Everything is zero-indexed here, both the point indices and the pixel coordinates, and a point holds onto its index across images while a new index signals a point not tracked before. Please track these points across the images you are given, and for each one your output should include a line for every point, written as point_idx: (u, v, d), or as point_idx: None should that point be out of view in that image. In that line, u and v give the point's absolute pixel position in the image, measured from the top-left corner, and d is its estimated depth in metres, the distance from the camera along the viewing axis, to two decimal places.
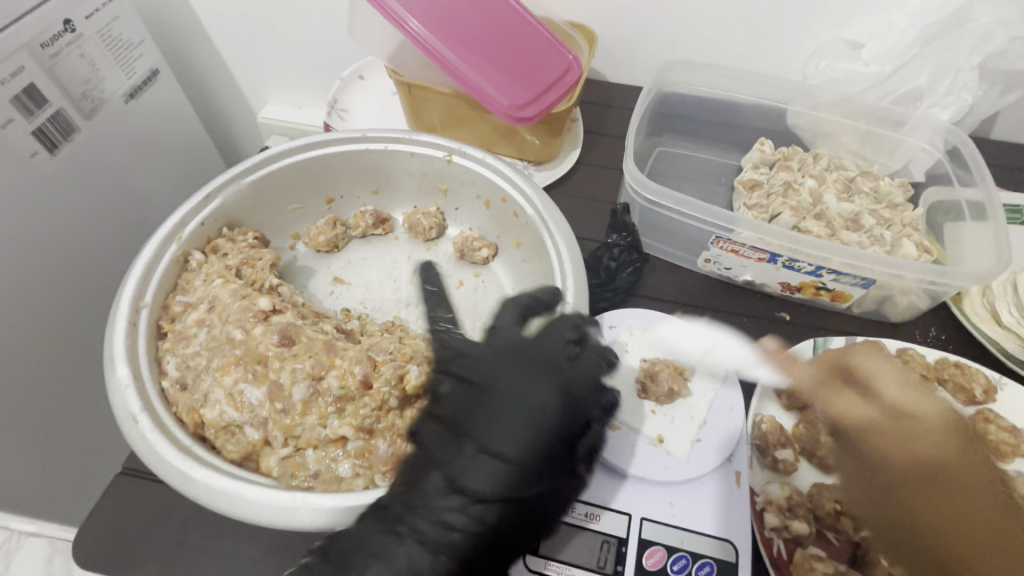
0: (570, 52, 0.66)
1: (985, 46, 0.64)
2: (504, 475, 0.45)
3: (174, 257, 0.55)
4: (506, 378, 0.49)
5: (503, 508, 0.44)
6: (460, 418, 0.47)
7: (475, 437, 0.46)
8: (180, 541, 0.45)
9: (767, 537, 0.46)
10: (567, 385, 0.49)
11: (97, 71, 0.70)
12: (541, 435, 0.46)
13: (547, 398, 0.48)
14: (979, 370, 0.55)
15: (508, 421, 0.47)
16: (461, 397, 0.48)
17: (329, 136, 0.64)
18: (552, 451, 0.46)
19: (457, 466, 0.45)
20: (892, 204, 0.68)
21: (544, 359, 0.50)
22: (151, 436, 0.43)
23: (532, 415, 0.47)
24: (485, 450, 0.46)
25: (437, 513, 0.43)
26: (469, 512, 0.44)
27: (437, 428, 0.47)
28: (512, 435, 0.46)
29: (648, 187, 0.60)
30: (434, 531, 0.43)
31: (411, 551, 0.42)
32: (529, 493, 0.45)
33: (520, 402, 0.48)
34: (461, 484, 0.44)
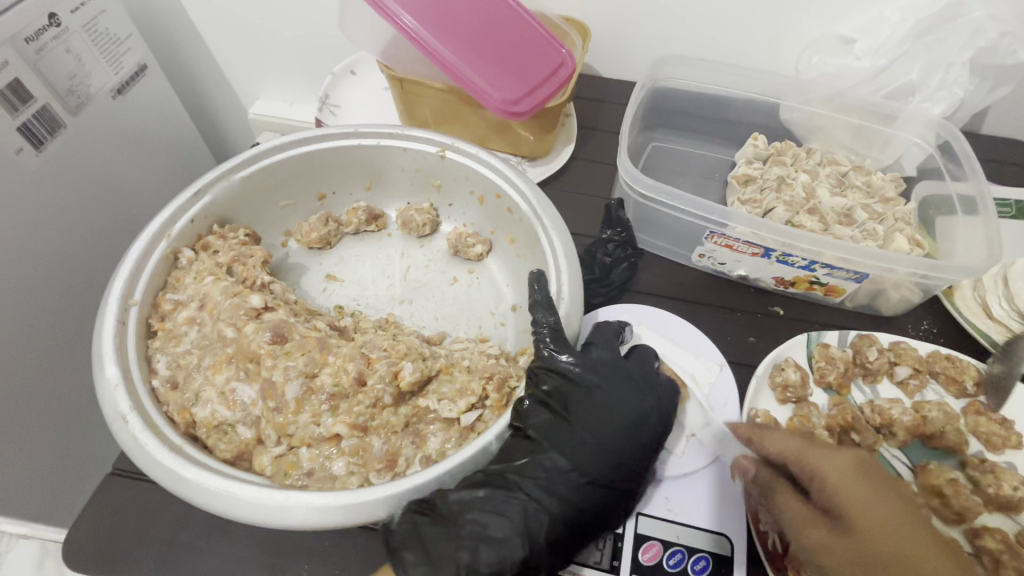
0: (564, 47, 0.66)
1: (976, 41, 0.64)
2: (615, 467, 0.45)
3: (163, 255, 0.55)
4: (611, 376, 0.49)
5: (606, 495, 0.45)
6: (569, 409, 0.47)
7: (588, 427, 0.46)
8: (172, 542, 0.44)
9: (761, 531, 0.45)
10: (665, 391, 0.50)
11: (83, 65, 0.69)
12: (649, 434, 0.47)
13: (651, 401, 0.48)
14: (969, 362, 0.55)
15: (616, 417, 0.47)
16: (568, 393, 0.47)
17: (321, 131, 0.64)
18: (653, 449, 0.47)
19: (573, 450, 0.45)
20: (884, 198, 0.68)
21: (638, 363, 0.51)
22: (141, 436, 0.43)
23: (637, 414, 0.47)
24: (598, 441, 0.46)
25: (555, 488, 0.44)
26: (580, 491, 0.44)
27: (546, 416, 0.46)
28: (621, 427, 0.47)
29: (642, 181, 0.60)
30: (543, 497, 0.43)
31: (527, 512, 0.42)
32: (630, 485, 0.46)
33: (628, 403, 0.47)
34: (577, 466, 0.45)
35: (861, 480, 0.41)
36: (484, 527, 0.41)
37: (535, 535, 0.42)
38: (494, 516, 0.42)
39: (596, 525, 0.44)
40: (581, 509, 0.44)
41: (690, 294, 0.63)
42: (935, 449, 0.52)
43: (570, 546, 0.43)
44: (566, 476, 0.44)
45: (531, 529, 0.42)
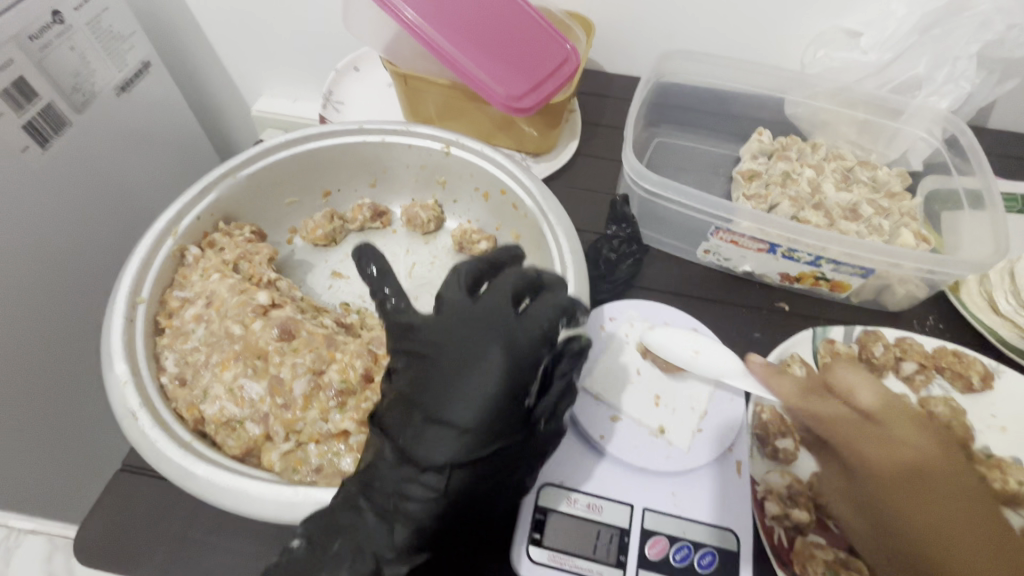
0: (567, 42, 0.66)
1: (983, 34, 0.64)
2: (457, 446, 0.40)
3: (170, 252, 0.55)
4: (449, 339, 0.44)
5: (468, 478, 0.41)
6: (409, 389, 0.43)
7: (423, 406, 0.42)
8: (182, 538, 0.45)
9: (768, 525, 0.46)
10: (512, 339, 0.43)
11: (88, 64, 0.69)
12: (495, 390, 0.41)
13: (491, 356, 0.42)
14: (977, 358, 0.55)
15: (457, 383, 0.41)
16: (416, 367, 0.44)
17: (325, 128, 0.63)
18: (507, 413, 0.41)
19: (407, 437, 0.41)
20: (890, 193, 0.68)
21: (486, 310, 0.44)
22: (151, 432, 0.43)
23: (478, 377, 0.41)
24: (430, 418, 0.41)
25: (395, 484, 0.41)
26: (424, 482, 0.41)
27: (394, 400, 0.44)
28: (457, 395, 0.41)
29: (647, 177, 0.60)
30: (390, 504, 0.41)
31: (371, 524, 0.40)
32: (481, 457, 0.41)
33: (468, 364, 0.42)
34: (412, 455, 0.41)
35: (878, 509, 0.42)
36: (330, 548, 0.39)
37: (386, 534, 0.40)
38: (340, 541, 0.39)
39: (469, 507, 0.42)
40: (444, 497, 0.40)
41: (696, 290, 0.63)
42: None
43: (448, 530, 0.41)
44: (401, 471, 0.41)
45: (375, 544, 0.40)
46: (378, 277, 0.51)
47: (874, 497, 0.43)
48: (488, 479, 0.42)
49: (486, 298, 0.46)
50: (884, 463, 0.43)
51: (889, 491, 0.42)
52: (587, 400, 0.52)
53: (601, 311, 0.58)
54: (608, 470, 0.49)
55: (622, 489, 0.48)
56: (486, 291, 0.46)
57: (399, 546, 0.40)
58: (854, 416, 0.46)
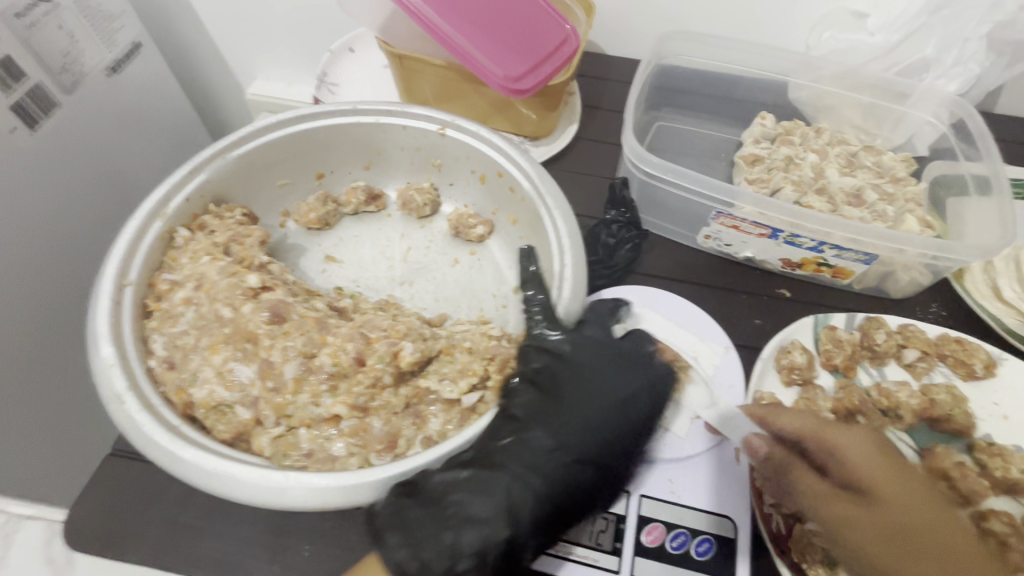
0: (567, 22, 0.64)
1: (994, 15, 0.62)
2: (604, 449, 0.46)
3: (159, 234, 0.54)
4: (600, 360, 0.49)
5: (604, 480, 0.45)
6: (557, 389, 0.48)
7: (577, 407, 0.47)
8: (172, 522, 0.44)
9: (766, 513, 0.45)
10: (657, 378, 0.50)
11: (76, 42, 0.68)
12: (639, 414, 0.48)
13: (640, 383, 0.49)
14: (980, 346, 0.54)
15: (613, 396, 0.48)
16: (556, 371, 0.48)
17: (318, 109, 0.62)
18: (641, 432, 0.48)
19: (559, 428, 0.45)
20: (895, 178, 0.66)
21: (632, 346, 0.51)
22: (138, 416, 0.42)
23: (627, 399, 0.48)
24: (585, 419, 0.46)
25: (539, 466, 0.44)
26: (565, 472, 0.44)
27: (534, 396, 0.47)
28: (614, 409, 0.47)
29: (646, 160, 0.59)
30: (536, 480, 0.43)
31: (510, 490, 0.42)
32: (619, 462, 0.46)
33: (621, 383, 0.48)
34: (559, 443, 0.45)
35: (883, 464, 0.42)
36: (462, 509, 0.41)
37: (519, 511, 0.41)
38: (479, 497, 0.41)
39: (592, 507, 0.44)
40: (583, 490, 0.44)
41: (696, 276, 0.62)
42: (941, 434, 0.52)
43: (565, 522, 0.43)
44: (548, 455, 0.44)
45: (523, 514, 0.41)
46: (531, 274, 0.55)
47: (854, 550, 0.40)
48: (614, 487, 0.46)
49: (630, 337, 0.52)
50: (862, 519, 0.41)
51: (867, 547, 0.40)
52: None
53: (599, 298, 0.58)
54: None
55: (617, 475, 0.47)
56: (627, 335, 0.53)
57: (535, 522, 0.41)
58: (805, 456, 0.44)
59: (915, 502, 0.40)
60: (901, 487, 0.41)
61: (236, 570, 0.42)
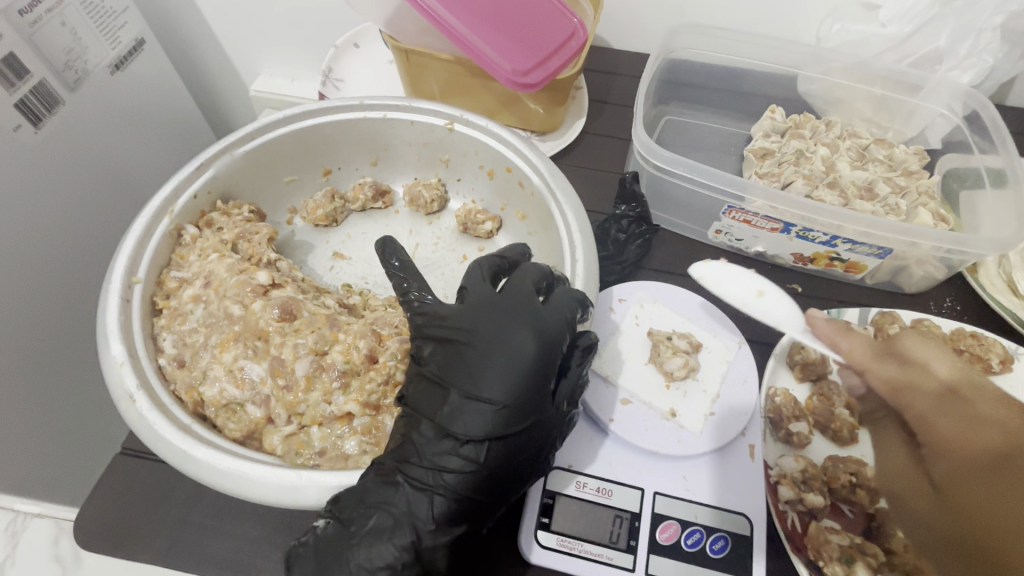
0: (575, 15, 0.63)
1: (1009, 5, 0.61)
2: (494, 418, 0.40)
3: (167, 231, 0.53)
4: (477, 319, 0.44)
5: (504, 450, 0.40)
6: (440, 372, 0.43)
7: (459, 385, 0.41)
8: (183, 522, 0.44)
9: (781, 510, 0.45)
10: (540, 322, 0.43)
11: (79, 40, 0.67)
12: (530, 369, 0.41)
13: (523, 337, 0.42)
14: (996, 340, 0.54)
15: (491, 362, 0.41)
16: (443, 353, 0.44)
17: (324, 104, 0.61)
18: (540, 386, 0.41)
19: (444, 413, 0.41)
20: (907, 171, 0.66)
21: (513, 293, 0.45)
22: (149, 415, 0.42)
23: (509, 354, 0.41)
24: (468, 395, 0.41)
25: (431, 460, 0.40)
26: (460, 457, 0.40)
27: (424, 385, 0.43)
28: (499, 371, 0.41)
29: (657, 154, 0.58)
30: (429, 478, 0.40)
31: (407, 496, 0.40)
32: (523, 428, 0.41)
33: (498, 345, 0.42)
34: (449, 430, 0.40)
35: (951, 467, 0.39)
36: (366, 523, 0.39)
37: (420, 515, 0.39)
38: (378, 519, 0.39)
39: (508, 482, 0.41)
40: (491, 467, 0.40)
41: None
42: None
43: (483, 507, 0.40)
44: (437, 446, 0.41)
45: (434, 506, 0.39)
46: (402, 269, 0.51)
47: (945, 481, 0.38)
48: (522, 455, 0.41)
49: (509, 285, 0.46)
50: (964, 452, 0.38)
51: (967, 479, 0.37)
52: (597, 382, 0.50)
53: (610, 292, 0.56)
54: (617, 455, 0.47)
55: (633, 474, 0.46)
56: (507, 283, 0.47)
57: (442, 514, 0.39)
58: (929, 390, 0.43)
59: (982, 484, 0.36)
60: (979, 484, 0.36)
61: (248, 569, 0.42)
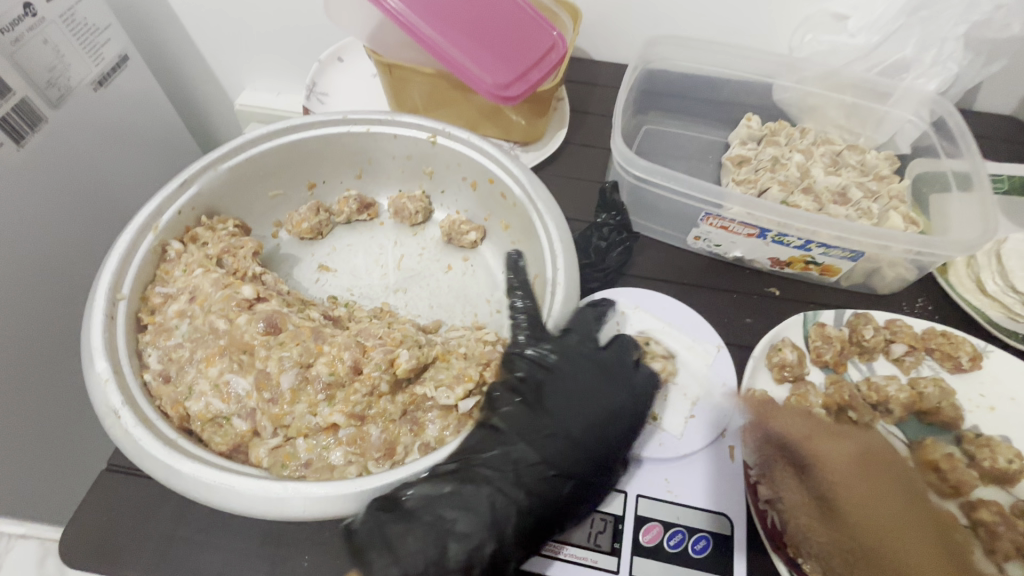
0: (554, 29, 0.65)
1: (971, 15, 0.63)
2: (585, 460, 0.45)
3: (152, 247, 0.54)
4: (588, 369, 0.49)
5: (581, 490, 0.44)
6: (537, 398, 0.47)
7: (558, 419, 0.46)
8: (170, 537, 0.44)
9: (761, 509, 0.45)
10: (638, 384, 0.49)
11: (63, 57, 0.67)
12: (622, 426, 0.47)
13: (624, 396, 0.48)
14: (965, 338, 0.56)
15: (592, 411, 0.47)
16: (541, 379, 0.47)
17: (308, 119, 0.62)
18: (625, 442, 0.47)
19: (538, 440, 0.45)
20: (879, 176, 0.68)
21: (621, 349, 0.52)
22: (134, 430, 0.42)
23: (610, 409, 0.47)
24: (566, 432, 0.45)
25: (519, 478, 0.43)
26: (548, 485, 0.43)
27: (516, 404, 0.46)
28: (604, 422, 0.46)
29: (635, 163, 0.59)
30: (515, 493, 0.42)
31: (494, 503, 0.41)
32: (604, 476, 0.45)
33: (599, 397, 0.47)
34: (544, 457, 0.44)
35: (858, 477, 0.45)
36: (452, 526, 0.40)
37: (500, 525, 0.41)
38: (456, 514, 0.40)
39: (571, 519, 0.44)
40: (568, 501, 0.43)
41: (687, 276, 0.63)
42: (931, 426, 0.53)
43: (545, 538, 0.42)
44: (528, 466, 0.44)
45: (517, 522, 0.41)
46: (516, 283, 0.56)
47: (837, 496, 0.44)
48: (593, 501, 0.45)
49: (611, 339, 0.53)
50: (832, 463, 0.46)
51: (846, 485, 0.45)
52: None
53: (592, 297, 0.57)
54: None
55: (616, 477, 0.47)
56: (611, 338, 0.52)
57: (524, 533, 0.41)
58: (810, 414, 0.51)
59: (874, 506, 0.44)
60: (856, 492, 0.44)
61: None
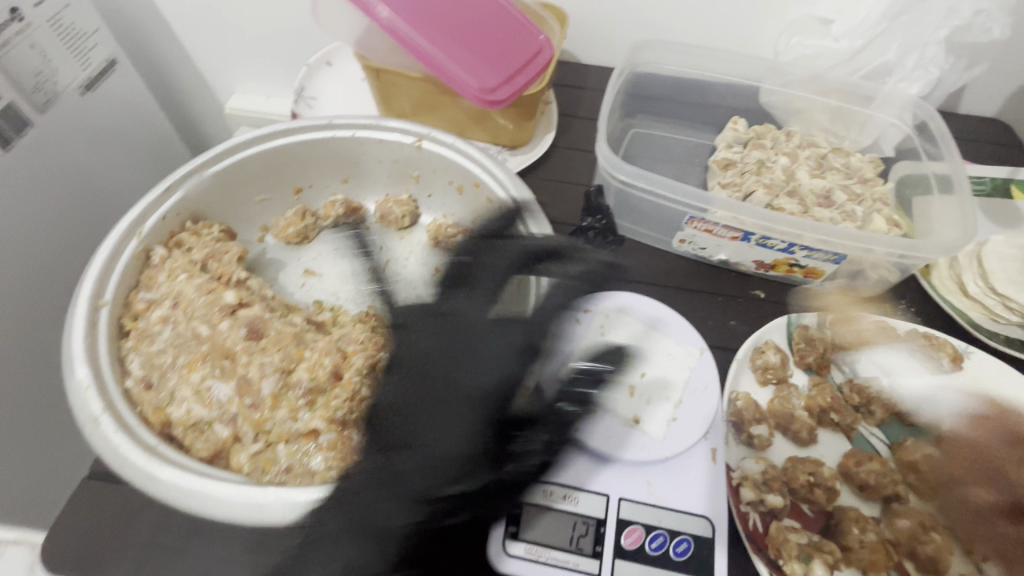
0: (541, 33, 0.66)
1: (952, 19, 0.64)
2: (442, 474, 0.40)
3: (134, 253, 0.53)
4: (434, 348, 0.46)
5: (448, 504, 0.40)
6: (399, 409, 0.43)
7: (412, 433, 0.42)
8: (152, 544, 0.44)
9: (743, 511, 0.46)
10: (478, 369, 0.45)
11: (49, 62, 0.67)
12: (460, 425, 0.42)
13: (469, 383, 0.44)
14: (947, 340, 0.57)
15: (439, 415, 0.42)
16: (405, 389, 0.44)
17: (294, 124, 0.63)
18: (485, 441, 0.42)
19: (391, 460, 0.41)
20: (863, 179, 0.69)
21: (469, 313, 0.48)
22: (115, 437, 0.42)
23: (442, 406, 0.43)
24: (414, 448, 0.41)
25: (370, 508, 0.39)
26: (406, 506, 0.39)
27: (378, 420, 0.43)
28: (437, 400, 0.43)
29: (620, 168, 0.60)
30: (368, 524, 0.39)
31: (351, 534, 0.39)
32: (470, 484, 0.40)
33: (444, 395, 0.43)
34: (393, 480, 0.40)
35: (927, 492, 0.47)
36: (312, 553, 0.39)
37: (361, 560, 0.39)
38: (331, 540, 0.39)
39: (449, 530, 0.40)
40: (427, 522, 0.39)
41: (673, 279, 0.63)
42: (912, 427, 0.53)
43: (423, 553, 0.40)
44: (376, 493, 0.40)
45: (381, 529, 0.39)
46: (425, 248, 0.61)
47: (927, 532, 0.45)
48: (473, 506, 0.41)
49: (469, 298, 0.49)
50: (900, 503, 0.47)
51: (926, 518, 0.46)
52: None
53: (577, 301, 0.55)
54: (581, 461, 0.48)
55: (597, 480, 0.47)
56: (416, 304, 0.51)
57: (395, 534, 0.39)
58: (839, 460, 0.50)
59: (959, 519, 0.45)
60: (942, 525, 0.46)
61: None
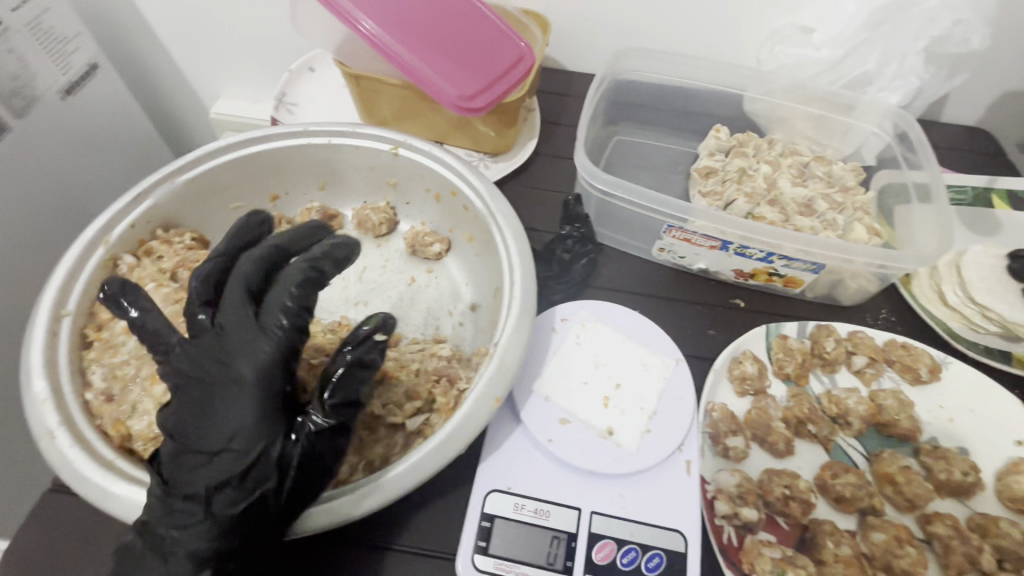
0: (522, 40, 0.65)
1: (930, 30, 0.64)
2: (227, 469, 0.39)
3: (101, 261, 0.53)
4: (185, 362, 0.42)
5: (244, 494, 0.39)
6: (178, 424, 0.41)
7: (185, 441, 0.40)
8: (110, 560, 0.43)
9: (717, 525, 0.46)
10: (230, 366, 0.41)
11: (28, 66, 0.66)
12: (188, 431, 0.40)
13: (232, 379, 0.40)
14: (924, 350, 0.56)
15: (197, 421, 0.40)
16: (174, 406, 0.42)
17: (268, 131, 0.62)
18: (221, 438, 0.40)
19: (179, 471, 0.40)
20: (844, 187, 0.68)
21: (229, 329, 0.42)
22: (70, 452, 0.41)
23: (195, 413, 0.41)
24: (193, 453, 0.40)
25: (169, 519, 0.38)
26: (209, 502, 0.39)
27: (169, 435, 0.41)
28: (207, 401, 0.41)
29: (599, 177, 0.59)
30: (169, 535, 0.38)
31: (164, 548, 0.38)
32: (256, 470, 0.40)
33: (201, 405, 0.41)
34: (177, 489, 0.39)
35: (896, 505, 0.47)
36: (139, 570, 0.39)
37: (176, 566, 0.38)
38: (149, 564, 0.38)
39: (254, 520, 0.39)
40: (224, 518, 0.39)
41: (652, 288, 0.63)
42: (889, 437, 0.53)
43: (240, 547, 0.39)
44: (174, 504, 0.39)
45: (178, 552, 0.38)
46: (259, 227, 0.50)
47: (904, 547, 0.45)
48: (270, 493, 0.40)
49: (220, 316, 0.43)
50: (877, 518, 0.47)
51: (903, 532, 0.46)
52: (537, 401, 0.51)
53: (553, 312, 0.56)
54: (554, 473, 0.48)
55: (570, 493, 0.47)
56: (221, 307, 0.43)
57: (198, 555, 0.38)
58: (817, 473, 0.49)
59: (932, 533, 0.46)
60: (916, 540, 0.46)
61: None
